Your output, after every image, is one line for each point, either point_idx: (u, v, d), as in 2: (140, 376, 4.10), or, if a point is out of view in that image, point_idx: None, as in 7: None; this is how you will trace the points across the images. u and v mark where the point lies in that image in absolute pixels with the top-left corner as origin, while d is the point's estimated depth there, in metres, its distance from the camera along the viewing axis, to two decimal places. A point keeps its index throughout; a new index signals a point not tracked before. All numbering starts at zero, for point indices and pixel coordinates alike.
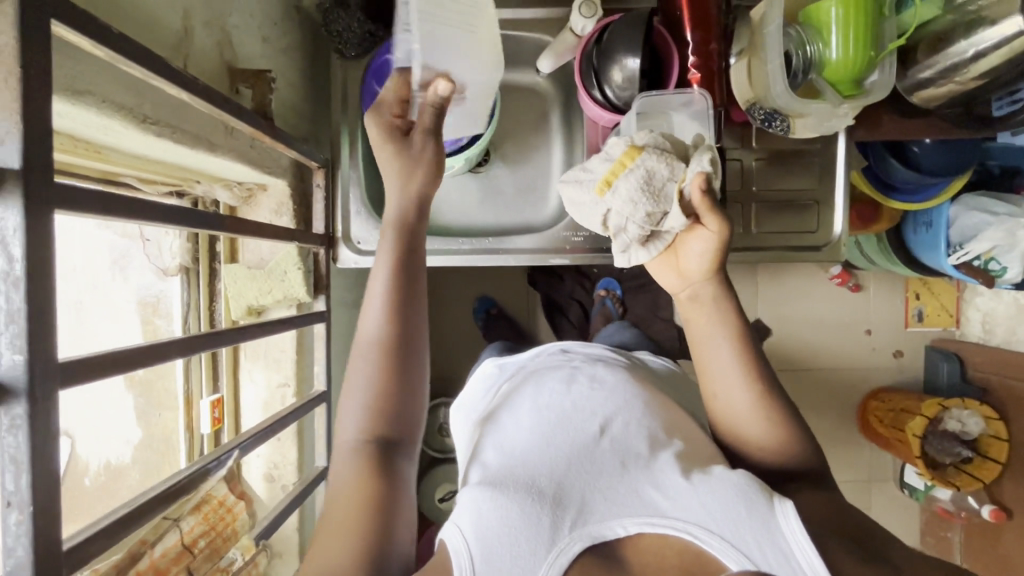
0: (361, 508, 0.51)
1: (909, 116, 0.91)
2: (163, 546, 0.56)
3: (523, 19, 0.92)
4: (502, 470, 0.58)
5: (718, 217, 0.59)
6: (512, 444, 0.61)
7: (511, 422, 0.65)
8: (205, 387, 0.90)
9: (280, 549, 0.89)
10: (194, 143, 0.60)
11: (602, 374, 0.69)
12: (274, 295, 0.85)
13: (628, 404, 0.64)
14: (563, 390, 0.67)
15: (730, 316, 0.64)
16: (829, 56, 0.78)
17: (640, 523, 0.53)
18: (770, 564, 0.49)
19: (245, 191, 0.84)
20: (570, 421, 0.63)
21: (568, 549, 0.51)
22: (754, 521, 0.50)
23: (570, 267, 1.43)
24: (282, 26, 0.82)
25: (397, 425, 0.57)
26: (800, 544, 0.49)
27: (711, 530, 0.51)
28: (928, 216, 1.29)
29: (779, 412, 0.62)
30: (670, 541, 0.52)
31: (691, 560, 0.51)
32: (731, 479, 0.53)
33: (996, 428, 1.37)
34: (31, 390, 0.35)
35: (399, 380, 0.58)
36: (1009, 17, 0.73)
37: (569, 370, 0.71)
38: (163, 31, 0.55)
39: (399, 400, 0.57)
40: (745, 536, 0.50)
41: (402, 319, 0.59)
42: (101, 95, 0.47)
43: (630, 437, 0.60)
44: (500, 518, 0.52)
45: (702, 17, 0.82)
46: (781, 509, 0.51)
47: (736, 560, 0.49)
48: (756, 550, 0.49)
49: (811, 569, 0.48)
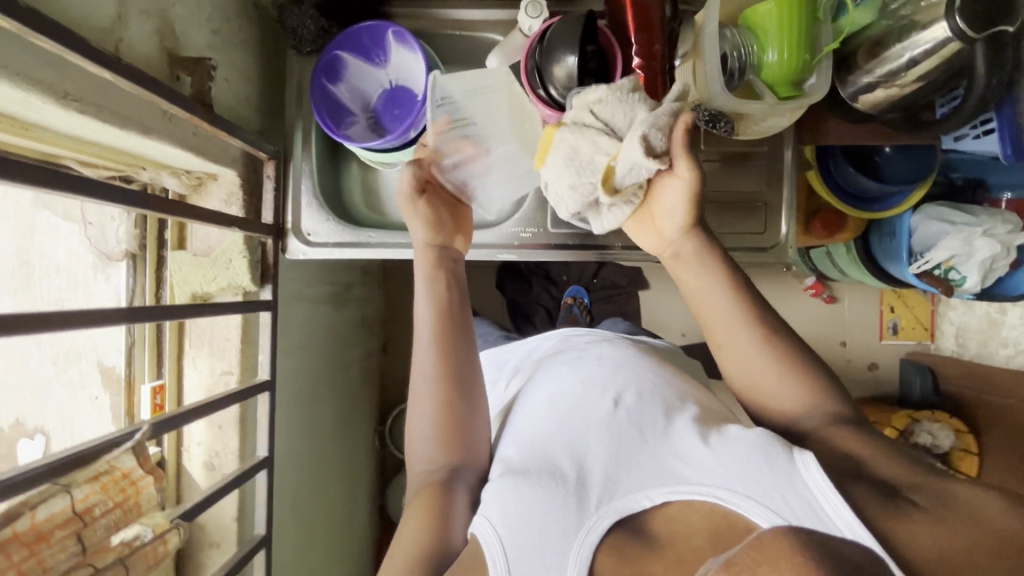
0: (430, 515, 0.62)
1: (853, 121, 0.92)
2: (48, 509, 0.51)
3: (476, 20, 0.94)
4: (525, 458, 0.62)
5: (688, 158, 0.62)
6: (530, 433, 0.65)
7: (528, 414, 0.68)
8: (148, 373, 0.90)
9: (217, 538, 0.89)
10: (124, 124, 0.62)
11: (607, 354, 0.73)
12: (219, 282, 0.86)
13: (641, 376, 0.68)
14: (571, 375, 0.70)
15: (722, 267, 0.66)
16: (765, 58, 0.80)
17: (665, 493, 0.55)
18: (800, 518, 0.48)
19: (194, 179, 0.85)
20: (583, 401, 0.65)
21: (596, 525, 0.54)
22: (777, 475, 0.51)
23: (540, 272, 1.50)
24: (234, 20, 0.84)
25: (461, 450, 0.69)
26: (827, 492, 0.49)
27: (736, 490, 0.52)
28: (891, 227, 1.23)
29: (787, 354, 0.63)
30: (698, 506, 0.53)
31: (719, 522, 0.51)
32: (749, 440, 0.55)
33: (966, 442, 1.36)
34: None
35: (459, 407, 0.71)
36: (937, 22, 0.75)
37: (576, 356, 0.75)
38: (93, 15, 0.57)
39: (462, 433, 0.70)
40: (771, 492, 0.50)
41: (452, 352, 0.74)
42: (13, 68, 0.49)
43: (645, 408, 0.63)
44: (527, 504, 0.55)
45: (644, 20, 0.84)
46: (802, 460, 0.52)
47: (764, 516, 0.49)
48: (787, 506, 0.49)
49: (845, 523, 0.47)
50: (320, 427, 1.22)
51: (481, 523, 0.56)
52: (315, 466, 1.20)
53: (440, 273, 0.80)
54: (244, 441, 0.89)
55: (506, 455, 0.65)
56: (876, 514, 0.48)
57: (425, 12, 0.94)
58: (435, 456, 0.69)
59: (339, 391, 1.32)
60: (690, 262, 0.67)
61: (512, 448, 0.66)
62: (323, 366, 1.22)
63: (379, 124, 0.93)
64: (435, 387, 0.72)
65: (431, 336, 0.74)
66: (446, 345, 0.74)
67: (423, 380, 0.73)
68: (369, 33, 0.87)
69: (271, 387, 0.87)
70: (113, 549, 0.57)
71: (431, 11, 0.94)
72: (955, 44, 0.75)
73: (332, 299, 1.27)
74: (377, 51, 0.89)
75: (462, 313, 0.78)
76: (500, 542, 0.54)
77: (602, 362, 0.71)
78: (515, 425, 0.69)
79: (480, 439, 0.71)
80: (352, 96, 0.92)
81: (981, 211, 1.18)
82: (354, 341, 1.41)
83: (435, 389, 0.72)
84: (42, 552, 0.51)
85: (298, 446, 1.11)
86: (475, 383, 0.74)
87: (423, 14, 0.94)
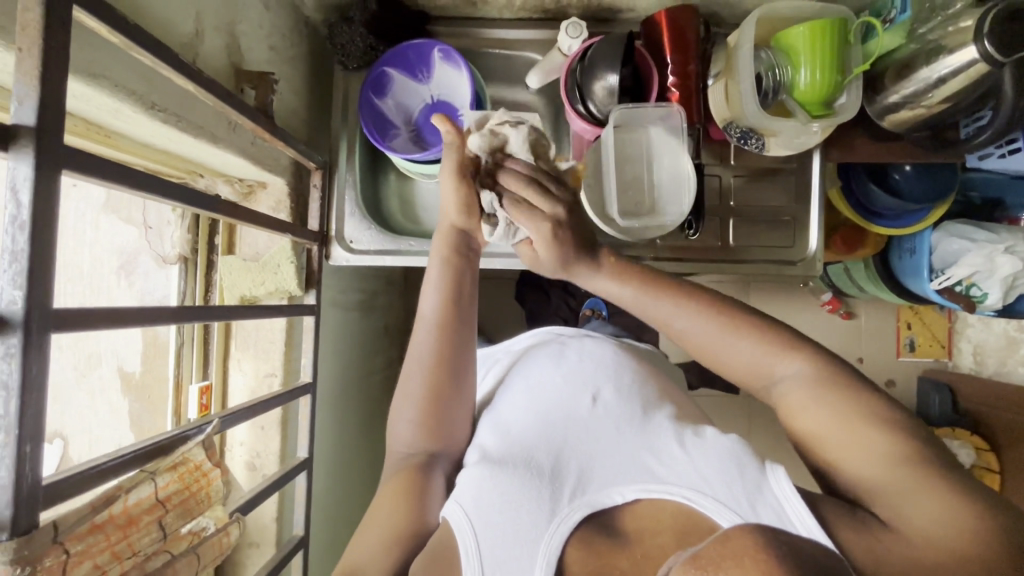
0: (407, 498, 0.64)
1: (879, 141, 0.96)
2: (138, 494, 0.51)
3: (513, 39, 0.99)
4: (504, 448, 0.64)
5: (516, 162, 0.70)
6: (511, 425, 0.67)
7: (507, 406, 0.71)
8: (195, 373, 0.93)
9: (257, 538, 0.91)
10: (197, 134, 0.65)
11: (590, 350, 0.77)
12: (267, 286, 0.89)
13: (620, 377, 0.71)
14: (552, 369, 0.74)
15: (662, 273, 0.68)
16: (797, 79, 0.84)
17: (637, 490, 0.57)
18: (762, 519, 0.52)
19: (246, 187, 0.89)
20: (565, 398, 0.69)
21: (569, 516, 0.56)
22: (746, 482, 0.54)
23: (560, 284, 1.48)
24: (288, 38, 0.88)
25: (442, 438, 0.71)
26: (791, 500, 0.53)
27: (704, 492, 0.54)
28: (911, 244, 1.25)
29: (760, 325, 0.63)
30: (665, 505, 0.55)
31: (685, 520, 0.53)
32: (724, 445, 0.58)
33: (988, 459, 1.36)
34: (28, 324, 0.38)
35: (448, 398, 0.71)
36: (966, 45, 0.77)
37: (558, 348, 0.78)
38: (176, 31, 0.61)
39: (445, 421, 0.71)
40: (737, 494, 0.53)
41: (454, 347, 0.73)
42: (113, 80, 0.52)
43: (621, 407, 0.67)
44: (502, 493, 0.57)
45: (681, 42, 0.89)
46: (772, 473, 0.55)
47: (729, 519, 0.52)
48: (750, 509, 0.53)
49: (801, 523, 0.51)
50: (348, 432, 1.24)
51: (454, 507, 0.58)
52: (344, 471, 1.21)
53: (456, 263, 0.74)
54: (285, 443, 0.91)
55: (483, 442, 0.67)
56: (834, 522, 0.52)
57: (465, 32, 0.98)
58: (416, 441, 0.70)
59: (365, 398, 1.34)
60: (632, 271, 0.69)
61: (490, 436, 0.68)
62: (353, 373, 1.25)
63: (421, 137, 0.97)
64: (428, 376, 0.71)
65: (436, 327, 0.72)
66: (449, 337, 0.72)
67: (416, 364, 0.72)
68: (416, 50, 0.91)
69: (313, 390, 0.89)
70: (185, 537, 0.58)
71: (470, 31, 0.99)
72: (983, 66, 0.76)
73: (362, 307, 1.30)
74: (422, 67, 0.93)
75: (471, 308, 0.75)
76: (473, 529, 0.56)
77: (584, 359, 0.75)
78: (495, 416, 0.71)
79: (461, 427, 0.72)
80: (397, 109, 0.95)
81: (1001, 229, 1.18)
82: (380, 349, 1.43)
83: (428, 373, 0.71)
84: (132, 535, 0.51)
85: (328, 450, 1.13)
86: (468, 375, 0.74)
87: (462, 33, 0.99)
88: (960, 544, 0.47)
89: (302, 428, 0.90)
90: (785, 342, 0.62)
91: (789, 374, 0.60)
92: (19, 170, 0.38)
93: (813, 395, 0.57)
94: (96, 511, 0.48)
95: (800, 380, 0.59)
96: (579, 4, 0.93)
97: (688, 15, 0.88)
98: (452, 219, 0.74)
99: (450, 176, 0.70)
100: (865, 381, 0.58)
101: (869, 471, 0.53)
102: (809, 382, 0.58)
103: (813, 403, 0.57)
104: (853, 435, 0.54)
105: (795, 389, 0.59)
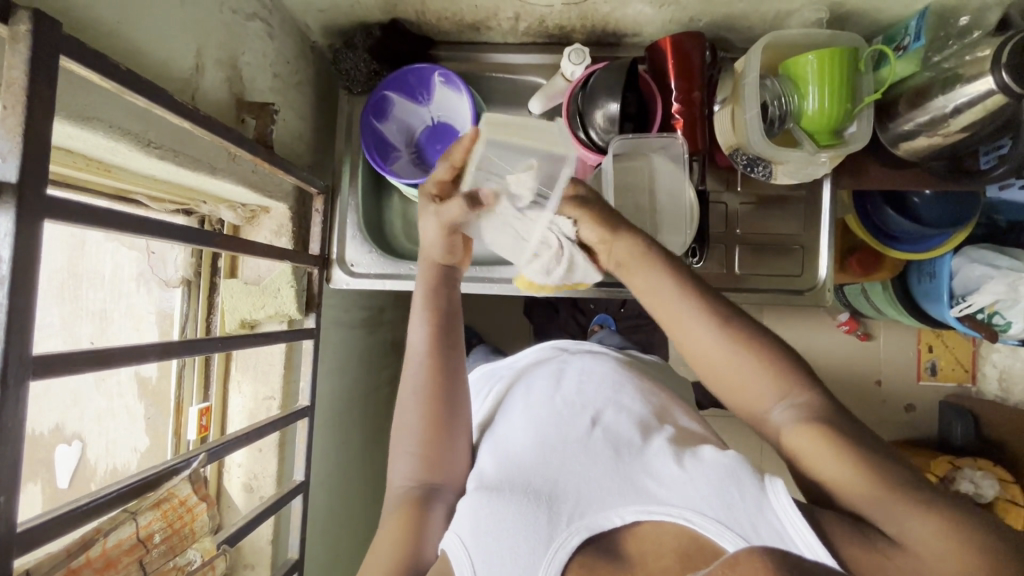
0: (404, 533, 0.62)
1: (892, 168, 0.92)
2: (117, 536, 0.53)
3: (517, 64, 0.99)
4: (500, 475, 0.62)
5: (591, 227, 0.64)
6: (507, 448, 0.66)
7: (507, 429, 0.69)
8: (195, 395, 0.94)
9: (252, 560, 0.91)
10: (194, 166, 0.66)
11: (589, 367, 0.75)
12: (267, 310, 0.90)
13: (621, 396, 0.69)
14: (551, 386, 0.72)
15: (665, 263, 0.61)
16: (805, 107, 0.81)
17: (636, 512, 0.54)
18: (765, 540, 0.48)
19: (248, 212, 0.89)
20: (561, 418, 0.66)
21: (567, 543, 0.54)
22: (747, 502, 0.50)
23: (567, 301, 1.46)
24: (294, 64, 0.89)
25: (444, 468, 0.68)
26: (792, 519, 0.49)
27: (705, 513, 0.51)
28: (931, 268, 1.18)
29: (744, 330, 0.57)
30: (668, 527, 0.53)
31: (689, 544, 0.51)
32: (721, 463, 0.55)
33: (1012, 493, 1.24)
34: (5, 378, 0.39)
35: (441, 423, 0.70)
36: (983, 75, 0.74)
37: (556, 365, 0.77)
38: (175, 69, 0.62)
39: (444, 448, 0.69)
40: (738, 516, 0.50)
41: (443, 376, 0.72)
42: (107, 121, 0.53)
43: (621, 429, 0.64)
44: (500, 520, 0.55)
45: (686, 67, 0.87)
46: (771, 488, 0.51)
47: (732, 541, 0.49)
48: (751, 529, 0.49)
49: (802, 540, 0.47)
50: (351, 449, 1.24)
51: (452, 538, 0.57)
52: (344, 489, 1.21)
53: (438, 294, 0.75)
54: (282, 465, 0.92)
55: (483, 468, 0.66)
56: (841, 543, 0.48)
57: (470, 56, 0.99)
58: (416, 473, 0.68)
59: (370, 414, 1.34)
60: (636, 262, 0.62)
61: (490, 462, 0.66)
62: (356, 389, 1.25)
63: (421, 158, 0.97)
64: (421, 413, 0.70)
65: (424, 354, 0.73)
66: (436, 366, 0.72)
67: (411, 396, 0.72)
68: (416, 74, 0.91)
69: (310, 413, 0.89)
70: (169, 571, 0.59)
71: (476, 55, 0.99)
72: (1001, 97, 0.73)
73: (367, 324, 1.30)
74: (422, 90, 0.93)
75: (457, 333, 0.75)
76: (471, 559, 0.54)
77: (584, 378, 0.73)
78: (494, 440, 0.70)
79: (460, 454, 0.70)
80: (399, 130, 0.96)
81: None
82: (387, 364, 1.43)
83: (423, 404, 0.71)
84: None
85: (327, 468, 1.13)
86: (460, 399, 0.73)
87: (468, 57, 0.99)
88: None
89: (299, 450, 0.90)
90: (782, 366, 0.56)
91: (782, 409, 0.55)
92: (1, 226, 0.39)
93: (806, 432, 0.52)
94: (71, 556, 0.50)
95: (797, 416, 0.53)
96: (583, 29, 0.92)
97: (693, 40, 0.86)
98: (436, 257, 0.75)
99: (435, 225, 0.72)
100: (857, 424, 0.53)
101: (845, 483, 0.50)
102: (805, 420, 0.53)
103: (810, 433, 0.52)
104: (826, 450, 0.51)
105: (793, 426, 0.54)
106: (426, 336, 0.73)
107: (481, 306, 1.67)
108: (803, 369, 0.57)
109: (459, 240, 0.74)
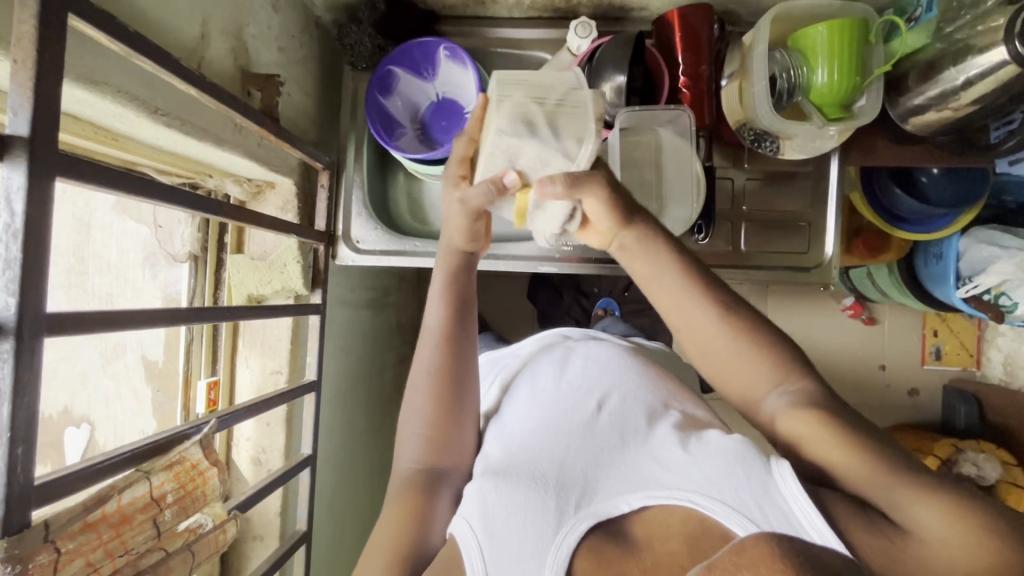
0: (411, 520, 0.61)
1: (901, 144, 0.91)
2: (131, 494, 0.53)
3: (523, 39, 0.98)
4: (506, 459, 0.62)
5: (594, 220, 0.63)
6: (514, 433, 0.66)
7: (512, 416, 0.70)
8: (204, 369, 0.95)
9: (260, 532, 0.93)
10: (202, 136, 0.66)
11: (594, 352, 0.76)
12: (273, 285, 0.90)
13: (627, 383, 0.69)
14: (557, 372, 0.73)
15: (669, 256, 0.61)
16: (814, 80, 0.81)
17: (642, 497, 0.54)
18: (772, 525, 0.48)
19: (254, 187, 0.90)
20: (566, 405, 0.67)
21: (574, 529, 0.53)
22: (753, 484, 0.50)
23: (572, 282, 1.46)
24: (299, 38, 0.89)
25: (451, 455, 0.69)
26: (799, 502, 0.48)
27: (712, 497, 0.50)
28: (937, 248, 1.17)
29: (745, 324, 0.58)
30: (674, 511, 0.52)
31: (697, 527, 0.50)
32: (728, 447, 0.54)
33: (1015, 475, 1.22)
34: (20, 331, 0.39)
35: (453, 411, 0.70)
36: (996, 45, 0.72)
37: (563, 350, 0.78)
38: (181, 37, 0.62)
39: (453, 436, 0.70)
40: (745, 499, 0.49)
41: (457, 363, 0.72)
42: (115, 86, 0.53)
43: (627, 415, 0.64)
44: (508, 505, 0.55)
45: (694, 41, 0.86)
46: (778, 469, 0.50)
47: (740, 525, 0.48)
48: (758, 513, 0.48)
49: (811, 526, 0.47)
50: (356, 427, 1.25)
51: (459, 523, 0.56)
52: (350, 467, 1.22)
53: (458, 283, 0.74)
54: (290, 439, 0.93)
55: (489, 454, 0.66)
56: (847, 525, 0.48)
57: (475, 32, 0.98)
58: (424, 459, 0.68)
59: (375, 393, 1.35)
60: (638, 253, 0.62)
61: (495, 447, 0.66)
62: (361, 369, 1.26)
63: (427, 134, 0.96)
64: (433, 397, 0.70)
65: (439, 338, 0.72)
66: (450, 351, 0.72)
67: (422, 380, 0.71)
68: (421, 49, 0.91)
69: (317, 388, 0.90)
70: (181, 534, 0.60)
71: (481, 31, 0.98)
72: (1013, 69, 0.71)
73: (373, 304, 1.30)
74: (427, 65, 0.93)
75: (471, 321, 0.74)
76: (479, 542, 0.53)
77: (590, 365, 0.73)
78: (500, 427, 0.70)
79: (468, 441, 0.71)
80: (404, 106, 0.95)
81: None
82: (391, 345, 1.44)
83: (433, 389, 0.70)
84: (125, 533, 0.53)
85: (334, 445, 1.14)
86: (472, 387, 0.73)
87: (473, 33, 0.98)
88: (966, 562, 0.43)
89: (306, 425, 0.91)
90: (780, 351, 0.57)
91: (777, 395, 0.57)
92: (14, 180, 0.39)
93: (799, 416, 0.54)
94: (87, 510, 0.50)
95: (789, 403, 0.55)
96: (589, 3, 0.92)
97: (700, 12, 0.86)
98: (457, 243, 0.74)
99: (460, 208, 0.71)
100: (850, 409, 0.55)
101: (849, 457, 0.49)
102: (800, 407, 0.55)
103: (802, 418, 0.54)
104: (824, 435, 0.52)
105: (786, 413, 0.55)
106: (443, 320, 0.72)
107: (486, 289, 1.68)
108: (796, 360, 0.58)
109: (482, 226, 0.73)
